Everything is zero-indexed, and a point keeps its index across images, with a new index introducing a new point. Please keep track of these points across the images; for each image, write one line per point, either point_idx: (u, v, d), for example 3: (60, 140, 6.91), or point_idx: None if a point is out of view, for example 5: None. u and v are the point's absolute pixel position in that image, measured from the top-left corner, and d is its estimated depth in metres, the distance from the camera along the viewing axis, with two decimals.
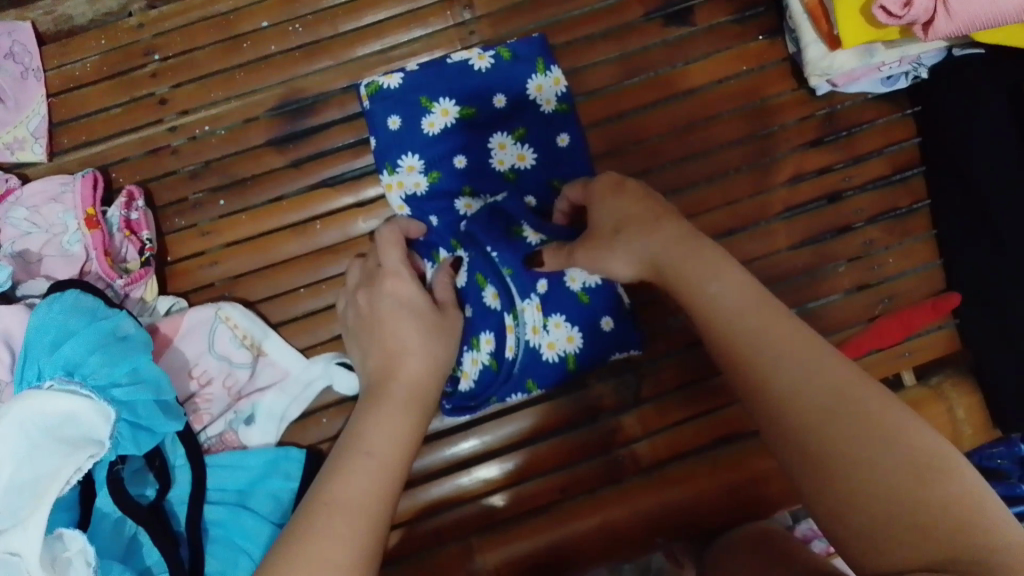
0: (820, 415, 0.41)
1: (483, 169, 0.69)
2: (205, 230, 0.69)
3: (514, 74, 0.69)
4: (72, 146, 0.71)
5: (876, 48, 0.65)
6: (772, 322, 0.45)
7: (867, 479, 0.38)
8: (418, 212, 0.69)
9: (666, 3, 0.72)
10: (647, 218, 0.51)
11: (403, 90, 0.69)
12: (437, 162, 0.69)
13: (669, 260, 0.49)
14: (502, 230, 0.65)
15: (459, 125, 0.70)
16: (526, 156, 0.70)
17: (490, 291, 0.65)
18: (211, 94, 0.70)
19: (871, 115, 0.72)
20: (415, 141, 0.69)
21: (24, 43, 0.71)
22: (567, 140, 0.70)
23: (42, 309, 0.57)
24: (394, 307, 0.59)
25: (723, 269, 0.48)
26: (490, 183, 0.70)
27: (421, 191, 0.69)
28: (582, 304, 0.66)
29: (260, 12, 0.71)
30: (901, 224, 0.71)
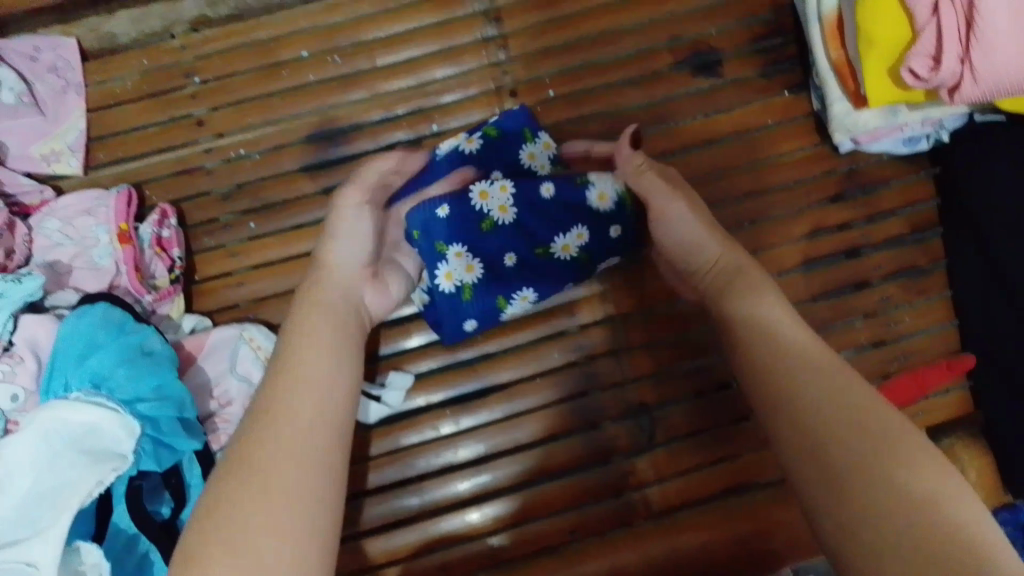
0: (838, 429, 0.41)
1: (535, 215, 0.65)
2: (233, 252, 0.70)
3: (503, 149, 0.67)
4: (107, 161, 0.72)
5: (899, 110, 0.67)
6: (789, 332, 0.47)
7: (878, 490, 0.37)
8: (472, 305, 0.67)
9: (696, 54, 0.74)
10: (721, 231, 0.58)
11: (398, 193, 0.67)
12: (485, 246, 0.65)
13: (733, 263, 0.55)
14: (475, 225, 0.64)
15: (519, 202, 0.64)
16: (507, 207, 0.64)
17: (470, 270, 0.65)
18: (248, 119, 0.72)
19: (890, 174, 0.73)
20: (469, 238, 0.64)
21: (68, 59, 0.72)
22: (552, 189, 0.64)
23: (70, 321, 0.58)
24: (325, 310, 0.52)
25: (762, 292, 0.51)
26: (546, 260, 0.67)
27: (472, 280, 0.66)
28: (596, 255, 0.67)
29: (301, 41, 0.72)
30: (916, 283, 0.72)
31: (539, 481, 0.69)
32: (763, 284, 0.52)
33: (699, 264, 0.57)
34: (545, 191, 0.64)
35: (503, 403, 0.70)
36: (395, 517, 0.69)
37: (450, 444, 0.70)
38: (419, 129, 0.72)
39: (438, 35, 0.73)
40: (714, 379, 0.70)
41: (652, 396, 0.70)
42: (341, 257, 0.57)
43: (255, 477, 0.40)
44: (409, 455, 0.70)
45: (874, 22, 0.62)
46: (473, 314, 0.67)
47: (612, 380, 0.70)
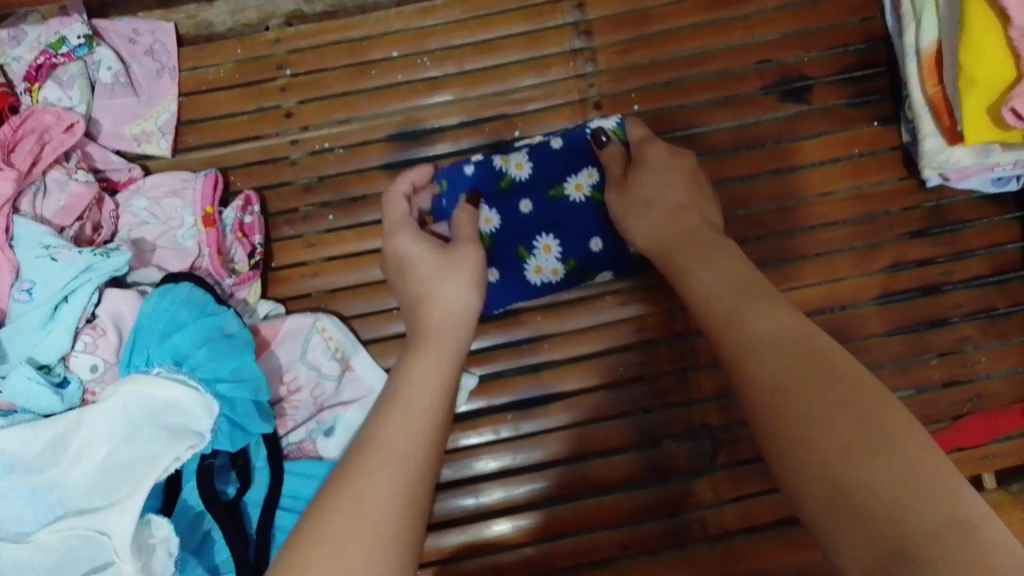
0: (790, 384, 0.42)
1: (550, 166, 0.69)
2: (310, 242, 0.71)
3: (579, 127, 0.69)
4: (195, 145, 0.74)
5: (993, 149, 0.66)
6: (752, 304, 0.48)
7: (836, 449, 0.38)
8: (492, 255, 0.69)
9: (785, 78, 0.73)
10: (681, 204, 0.61)
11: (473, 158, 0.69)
12: (505, 197, 0.69)
13: (672, 238, 0.59)
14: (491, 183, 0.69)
15: (533, 158, 0.69)
16: (524, 165, 0.69)
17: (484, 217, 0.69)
18: (335, 114, 0.73)
19: (976, 213, 0.72)
20: (487, 191, 0.69)
21: (165, 43, 0.73)
22: (562, 141, 0.69)
23: (153, 299, 0.59)
24: (437, 331, 0.57)
25: (715, 258, 0.55)
26: (561, 205, 0.69)
27: (492, 229, 0.69)
28: None
29: (391, 42, 0.73)
30: (997, 325, 0.70)
31: (586, 496, 0.69)
32: (733, 262, 0.53)
33: (650, 237, 0.61)
34: (556, 143, 0.69)
35: (566, 414, 0.70)
36: (448, 516, 0.69)
37: (507, 448, 0.69)
38: (501, 135, 0.73)
39: (527, 44, 0.74)
40: None
41: (716, 418, 0.69)
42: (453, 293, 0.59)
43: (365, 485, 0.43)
44: (467, 455, 0.69)
45: (976, 60, 0.61)
46: (498, 268, 0.69)
47: (677, 399, 0.69)
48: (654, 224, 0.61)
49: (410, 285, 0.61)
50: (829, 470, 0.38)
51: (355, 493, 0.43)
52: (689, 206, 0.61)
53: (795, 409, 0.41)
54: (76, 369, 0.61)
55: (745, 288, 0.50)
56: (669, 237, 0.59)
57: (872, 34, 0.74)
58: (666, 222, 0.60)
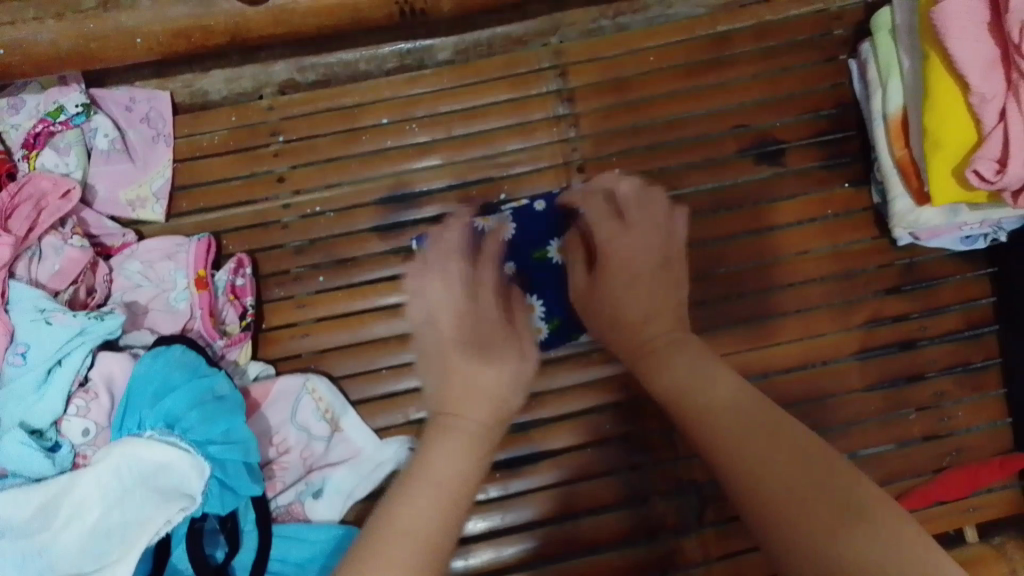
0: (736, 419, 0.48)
1: (532, 228, 0.72)
2: (301, 303, 0.73)
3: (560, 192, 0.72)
4: (189, 210, 0.76)
5: (960, 209, 0.69)
6: (708, 378, 0.51)
7: (764, 460, 0.45)
8: None
9: (760, 142, 0.76)
10: (661, 311, 0.58)
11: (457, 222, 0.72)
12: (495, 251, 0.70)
13: (646, 343, 0.57)
14: None
15: (516, 219, 0.72)
16: (506, 226, 0.72)
17: None
18: (326, 179, 0.75)
19: (948, 270, 0.74)
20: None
21: (161, 110, 0.75)
22: (542, 205, 0.72)
23: (146, 360, 0.61)
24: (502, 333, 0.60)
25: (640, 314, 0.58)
26: (544, 266, 0.71)
27: None
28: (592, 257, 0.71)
29: (382, 109, 0.76)
30: (971, 379, 0.72)
31: (575, 555, 0.69)
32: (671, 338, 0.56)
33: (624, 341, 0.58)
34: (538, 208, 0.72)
35: (555, 471, 0.70)
36: None
37: (497, 508, 0.70)
38: (487, 197, 0.75)
39: (512, 110, 0.77)
40: None
41: (702, 475, 0.70)
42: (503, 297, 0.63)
43: (411, 527, 0.46)
44: None
45: (941, 123, 0.65)
46: None
47: (663, 455, 0.70)
48: (625, 303, 0.59)
49: (462, 337, 0.57)
50: (776, 490, 0.43)
51: (413, 522, 0.46)
52: (660, 301, 0.59)
53: (728, 432, 0.47)
54: (68, 433, 0.62)
55: (694, 355, 0.54)
56: (632, 320, 0.58)
57: (841, 101, 0.77)
58: (637, 329, 0.58)
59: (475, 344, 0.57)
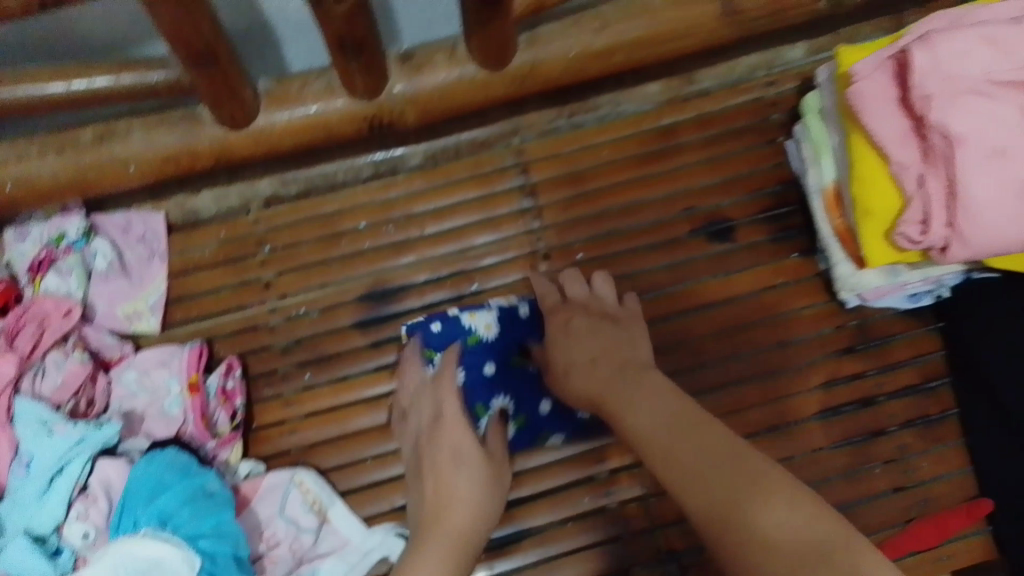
0: (700, 445, 0.51)
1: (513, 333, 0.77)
2: (289, 400, 0.77)
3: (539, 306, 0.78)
4: (182, 320, 0.81)
5: (900, 269, 0.73)
6: (694, 436, 0.52)
7: (722, 479, 0.48)
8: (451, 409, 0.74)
9: (711, 221, 0.82)
10: (612, 355, 0.66)
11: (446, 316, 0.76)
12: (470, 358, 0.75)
13: (596, 389, 0.64)
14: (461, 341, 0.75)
15: (500, 321, 0.77)
16: (491, 327, 0.77)
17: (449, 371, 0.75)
18: (310, 281, 0.81)
19: (898, 327, 0.78)
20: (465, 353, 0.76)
21: (156, 231, 0.82)
22: (526, 311, 0.78)
23: (142, 464, 0.65)
24: (467, 439, 0.67)
25: (598, 355, 0.67)
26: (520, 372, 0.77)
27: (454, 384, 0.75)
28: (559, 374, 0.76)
29: (359, 214, 0.83)
30: (931, 431, 0.75)
31: None
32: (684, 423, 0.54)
33: (580, 385, 0.66)
34: (521, 311, 0.78)
35: (539, 548, 0.73)
36: None
37: None
38: (460, 289, 0.81)
39: (479, 207, 0.83)
40: None
41: (681, 541, 0.72)
42: (456, 404, 0.69)
43: None
44: None
45: (868, 192, 0.70)
46: None
47: (641, 525, 0.73)
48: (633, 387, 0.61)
49: (441, 458, 0.66)
50: (733, 512, 0.46)
51: None
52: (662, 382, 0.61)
53: (691, 460, 0.51)
54: (69, 537, 0.65)
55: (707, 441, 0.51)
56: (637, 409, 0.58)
57: (783, 178, 0.83)
58: (589, 376, 0.65)
59: (450, 455, 0.65)
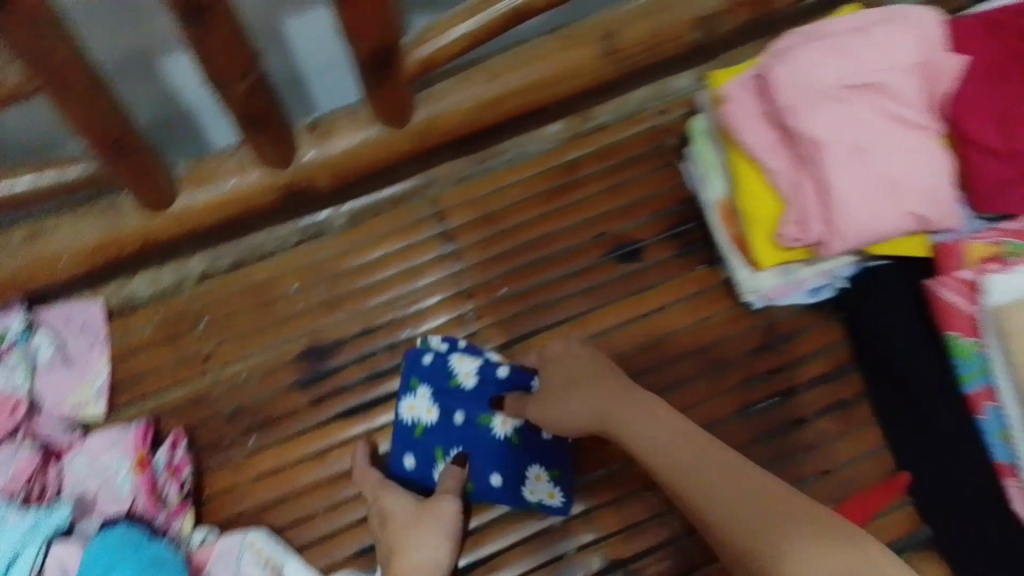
0: (732, 478, 0.55)
1: (489, 393, 0.79)
2: (238, 466, 0.81)
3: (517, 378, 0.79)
4: (128, 402, 0.84)
5: (793, 267, 0.78)
6: (717, 472, 0.56)
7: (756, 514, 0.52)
8: (418, 444, 0.78)
9: (621, 245, 0.87)
10: (611, 381, 0.67)
11: (437, 355, 0.80)
12: (450, 400, 0.79)
13: (598, 410, 0.65)
14: (443, 382, 0.79)
15: (481, 374, 0.79)
16: (469, 378, 0.79)
17: (428, 409, 0.79)
18: (247, 349, 0.84)
19: (805, 321, 0.83)
20: (441, 390, 0.79)
21: (94, 320, 0.85)
22: (505, 372, 0.79)
23: (97, 540, 0.69)
24: (390, 500, 0.74)
25: (600, 378, 0.68)
26: (487, 430, 0.79)
27: (427, 420, 0.79)
28: (525, 437, 0.78)
29: (289, 278, 0.86)
30: (846, 414, 0.80)
31: None
32: (721, 473, 0.56)
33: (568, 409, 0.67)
34: (501, 372, 0.79)
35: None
36: None
37: None
38: (392, 338, 0.84)
39: (404, 257, 0.86)
40: (679, 526, 0.77)
41: (622, 551, 0.76)
42: (375, 476, 0.77)
43: None
44: None
45: (750, 199, 0.76)
46: (413, 451, 0.78)
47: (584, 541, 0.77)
48: (659, 439, 0.60)
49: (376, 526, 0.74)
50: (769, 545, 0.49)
51: None
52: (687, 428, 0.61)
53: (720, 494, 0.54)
54: None
55: (764, 494, 0.53)
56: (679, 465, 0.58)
57: (684, 196, 0.89)
58: (586, 398, 0.66)
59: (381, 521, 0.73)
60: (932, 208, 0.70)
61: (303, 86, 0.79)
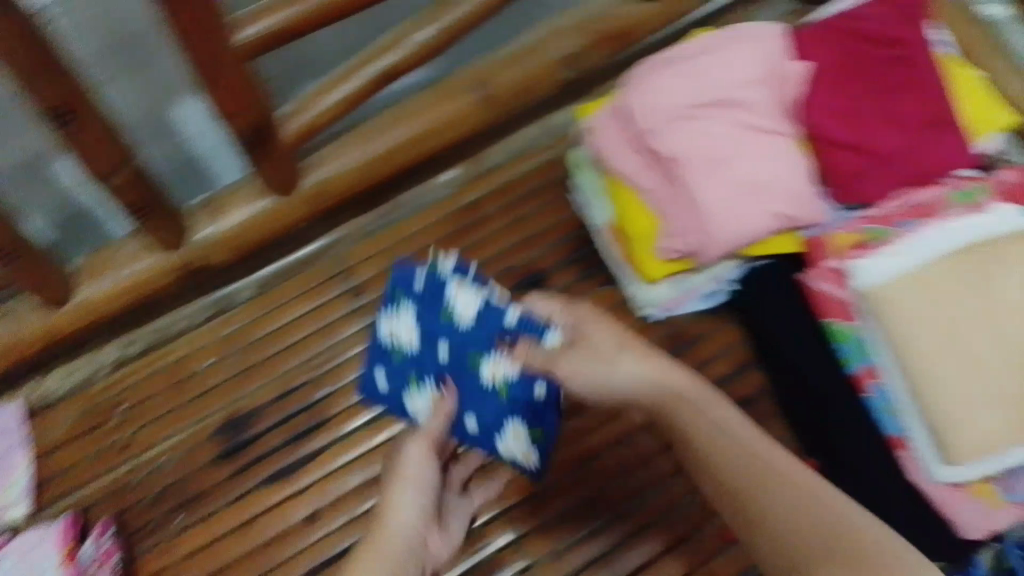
0: (790, 510, 0.51)
1: (479, 338, 0.65)
2: (167, 547, 0.81)
3: (524, 326, 0.63)
4: (51, 498, 0.83)
5: (684, 279, 0.81)
6: (780, 487, 0.52)
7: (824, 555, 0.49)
8: (388, 367, 0.68)
9: (524, 276, 0.89)
10: (637, 366, 0.55)
11: (431, 274, 0.67)
12: (439, 328, 0.66)
13: (643, 392, 0.55)
14: (435, 303, 0.66)
15: (481, 309, 0.65)
16: (467, 310, 0.65)
17: (408, 331, 0.67)
18: (168, 429, 0.85)
19: (705, 326, 0.87)
20: (429, 324, 0.66)
21: (12, 422, 0.85)
22: (513, 321, 0.64)
23: None
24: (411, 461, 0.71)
25: (631, 352, 0.56)
26: (474, 374, 0.65)
27: (404, 347, 0.67)
28: (516, 394, 0.65)
29: (203, 355, 0.88)
30: (752, 410, 0.83)
31: None
32: (790, 487, 0.52)
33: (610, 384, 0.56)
34: (507, 317, 0.64)
35: None
36: None
37: None
38: (309, 398, 0.85)
39: (313, 318, 0.88)
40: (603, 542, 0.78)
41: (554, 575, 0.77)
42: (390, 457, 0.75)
43: None
44: None
45: (629, 219, 0.80)
46: (388, 377, 0.68)
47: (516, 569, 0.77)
48: (729, 422, 0.55)
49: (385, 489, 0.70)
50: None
51: None
52: (756, 431, 0.55)
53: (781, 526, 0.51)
54: None
55: (836, 524, 0.50)
56: (728, 471, 0.53)
57: (580, 223, 0.92)
58: (602, 386, 0.56)
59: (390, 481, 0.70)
60: (794, 207, 0.74)
61: (199, 159, 0.80)
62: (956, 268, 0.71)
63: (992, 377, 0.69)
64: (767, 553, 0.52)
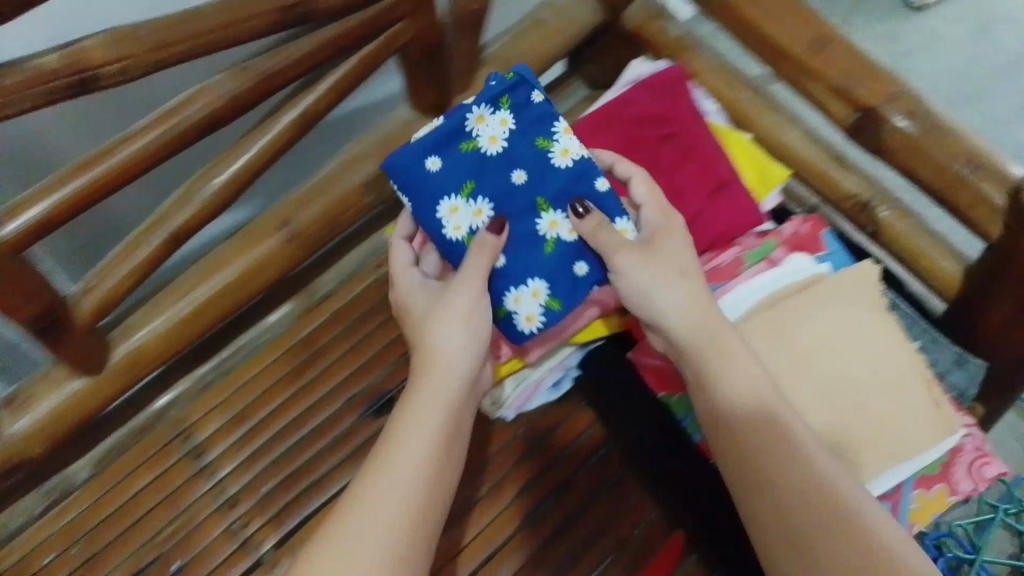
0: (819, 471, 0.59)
1: (574, 176, 0.72)
2: None
3: (604, 201, 0.72)
4: None
5: (526, 372, 0.84)
6: (783, 447, 0.61)
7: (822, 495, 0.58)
8: (455, 166, 0.73)
9: (372, 400, 0.87)
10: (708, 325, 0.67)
11: (532, 107, 0.73)
12: (520, 155, 0.73)
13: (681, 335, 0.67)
14: (540, 129, 0.73)
15: (579, 156, 0.73)
16: (568, 151, 0.73)
17: (488, 137, 0.73)
18: None
19: (555, 418, 0.88)
20: (519, 146, 0.73)
21: None
22: (604, 185, 0.72)
23: None
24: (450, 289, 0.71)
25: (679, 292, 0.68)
26: (533, 225, 0.73)
27: (491, 149, 0.73)
28: (571, 247, 0.73)
29: (42, 549, 0.82)
30: (617, 491, 0.83)
31: None
32: (797, 452, 0.60)
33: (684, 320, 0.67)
34: (599, 182, 0.72)
35: None
36: None
37: None
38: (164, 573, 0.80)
39: (158, 488, 0.84)
40: None
41: None
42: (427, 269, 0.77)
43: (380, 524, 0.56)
44: None
45: None
46: (445, 160, 0.73)
47: None
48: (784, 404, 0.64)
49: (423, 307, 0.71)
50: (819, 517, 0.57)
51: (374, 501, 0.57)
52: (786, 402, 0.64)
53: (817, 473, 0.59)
54: None
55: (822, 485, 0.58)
56: (777, 423, 0.62)
57: None
58: (695, 313, 0.67)
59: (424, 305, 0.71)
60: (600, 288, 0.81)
61: None
62: (765, 325, 0.74)
63: (830, 413, 0.71)
64: (751, 508, 0.61)
